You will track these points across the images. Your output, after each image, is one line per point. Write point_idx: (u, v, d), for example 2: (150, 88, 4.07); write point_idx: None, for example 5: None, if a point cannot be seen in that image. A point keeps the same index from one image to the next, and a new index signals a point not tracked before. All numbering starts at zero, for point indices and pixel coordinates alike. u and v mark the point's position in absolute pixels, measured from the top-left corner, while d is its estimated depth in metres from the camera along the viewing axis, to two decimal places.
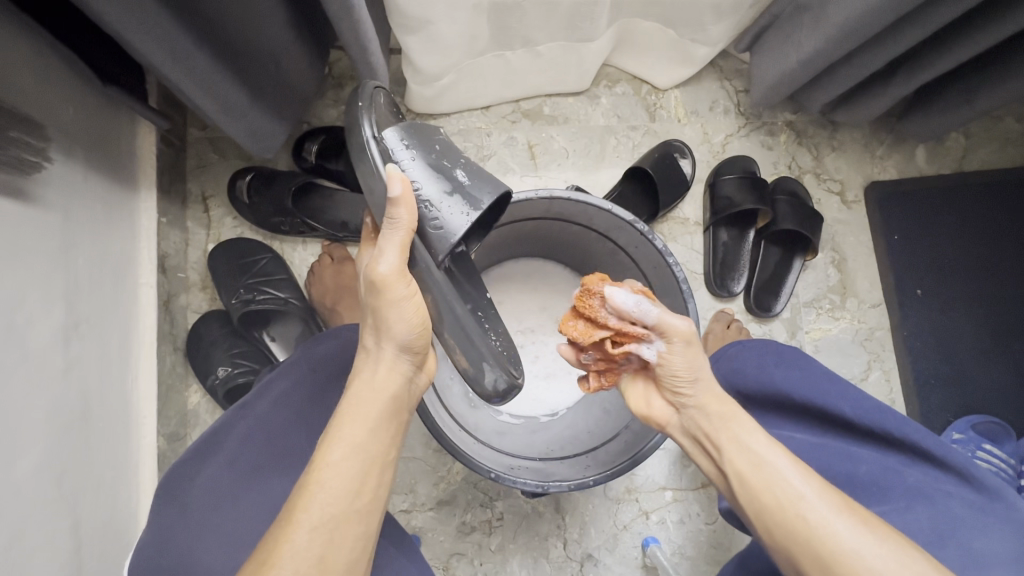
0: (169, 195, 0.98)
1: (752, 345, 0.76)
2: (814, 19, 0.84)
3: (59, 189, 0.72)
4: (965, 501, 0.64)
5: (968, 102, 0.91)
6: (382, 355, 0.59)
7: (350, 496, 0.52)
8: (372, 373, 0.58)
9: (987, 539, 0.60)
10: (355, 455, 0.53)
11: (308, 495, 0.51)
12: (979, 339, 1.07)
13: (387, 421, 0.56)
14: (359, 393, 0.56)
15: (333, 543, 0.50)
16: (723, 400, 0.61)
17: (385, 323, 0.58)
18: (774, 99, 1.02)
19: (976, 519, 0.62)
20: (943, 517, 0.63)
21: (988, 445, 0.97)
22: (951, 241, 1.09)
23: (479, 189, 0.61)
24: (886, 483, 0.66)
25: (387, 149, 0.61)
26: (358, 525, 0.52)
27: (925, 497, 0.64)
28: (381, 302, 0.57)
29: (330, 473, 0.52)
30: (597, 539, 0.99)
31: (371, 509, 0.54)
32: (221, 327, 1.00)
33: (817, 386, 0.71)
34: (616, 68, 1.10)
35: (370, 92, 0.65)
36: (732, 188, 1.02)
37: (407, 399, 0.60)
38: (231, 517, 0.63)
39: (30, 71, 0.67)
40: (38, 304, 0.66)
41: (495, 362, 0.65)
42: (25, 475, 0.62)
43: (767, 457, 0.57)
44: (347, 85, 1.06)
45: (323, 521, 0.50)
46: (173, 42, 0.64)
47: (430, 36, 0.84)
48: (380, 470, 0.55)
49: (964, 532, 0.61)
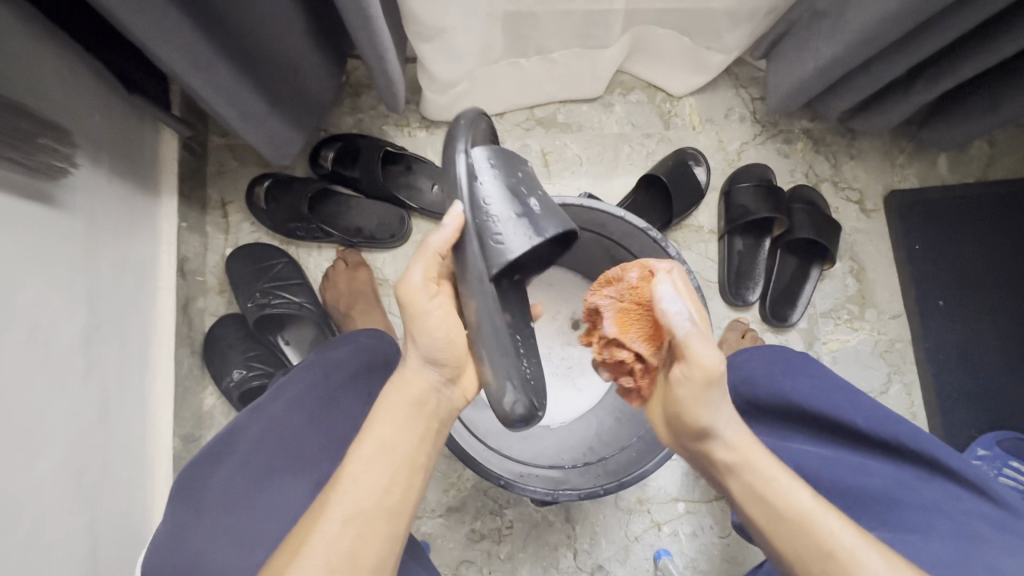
0: (189, 200, 1.00)
1: (761, 355, 0.77)
2: (831, 27, 0.84)
3: (84, 194, 0.74)
4: (986, 518, 0.60)
5: (992, 110, 0.90)
6: (408, 362, 0.61)
7: (376, 497, 0.53)
8: (401, 380, 0.60)
9: (1015, 559, 0.55)
10: (384, 455, 0.55)
11: (338, 490, 0.52)
12: (1005, 352, 1.04)
13: (414, 426, 0.58)
14: (389, 397, 0.58)
15: (362, 539, 0.51)
16: (732, 449, 0.56)
17: (418, 335, 0.59)
18: (791, 106, 1.01)
19: (999, 537, 0.58)
20: (964, 535, 0.58)
21: (1015, 462, 0.96)
22: (975, 251, 1.07)
23: (547, 219, 0.59)
24: (902, 498, 0.63)
25: (474, 162, 0.59)
26: (387, 523, 0.52)
27: (945, 514, 0.60)
28: (409, 317, 0.59)
29: (360, 473, 0.53)
30: (607, 550, 0.98)
31: (400, 511, 0.54)
32: (237, 331, 1.01)
33: (826, 395, 0.70)
34: (630, 75, 1.10)
35: (474, 116, 0.62)
36: (747, 196, 1.01)
37: (434, 407, 0.61)
38: (247, 519, 0.63)
39: (59, 79, 0.69)
40: (62, 306, 0.68)
41: (521, 385, 0.61)
42: (45, 473, 0.63)
43: (784, 497, 0.54)
44: (364, 94, 1.07)
45: (352, 515, 0.51)
46: (196, 54, 0.66)
47: (445, 45, 0.86)
48: (409, 474, 0.56)
49: (991, 551, 0.56)
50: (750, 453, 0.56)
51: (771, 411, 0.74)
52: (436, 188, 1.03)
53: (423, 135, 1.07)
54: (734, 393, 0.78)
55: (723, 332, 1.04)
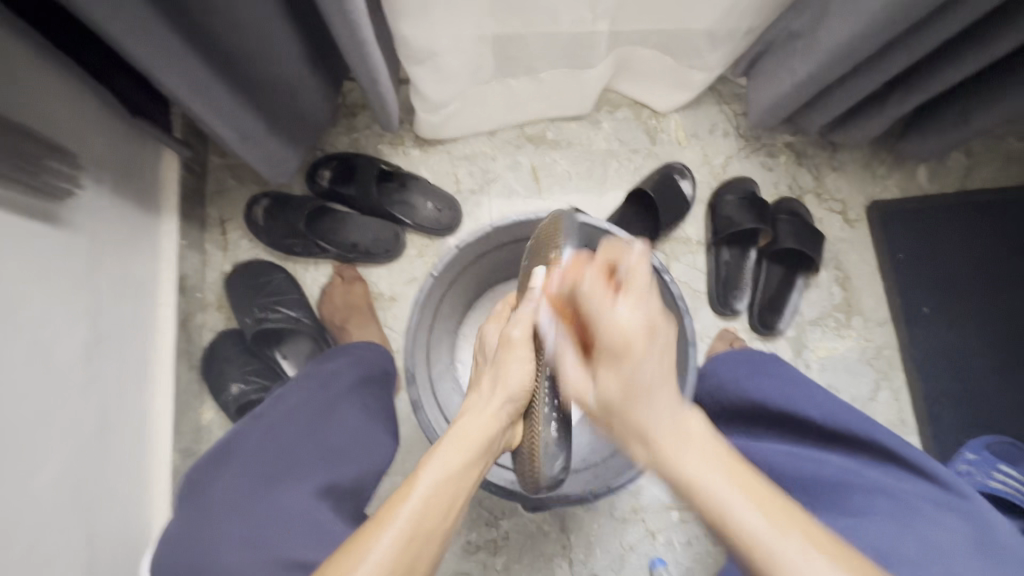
0: (189, 219, 1.03)
1: (726, 358, 0.79)
2: (806, 45, 0.88)
3: (88, 214, 0.77)
4: (929, 497, 0.61)
5: (964, 121, 0.93)
6: (491, 399, 0.59)
7: (436, 518, 0.49)
8: (478, 414, 0.58)
9: (941, 532, 0.57)
10: (449, 482, 0.52)
11: (403, 500, 0.49)
12: (990, 357, 1.06)
13: (477, 459, 0.55)
14: (464, 425, 0.57)
15: (420, 555, 0.47)
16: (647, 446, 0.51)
17: (502, 376, 0.61)
18: (772, 121, 1.04)
19: (940, 515, 0.59)
20: (901, 514, 0.59)
21: (1004, 467, 0.94)
22: (957, 258, 1.09)
23: None
24: (853, 481, 0.63)
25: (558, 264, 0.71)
26: (438, 544, 0.49)
27: (890, 495, 0.61)
28: (507, 359, 0.61)
29: (432, 490, 0.50)
30: (602, 560, 0.98)
31: (447, 539, 0.50)
32: (234, 346, 1.03)
33: (786, 393, 0.71)
34: (617, 93, 1.13)
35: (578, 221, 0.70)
36: (732, 208, 1.04)
37: (495, 447, 0.58)
38: (260, 523, 0.62)
39: (65, 104, 0.73)
40: (65, 321, 0.71)
41: (560, 424, 0.63)
42: (45, 486, 0.65)
43: (721, 505, 0.46)
44: (359, 114, 1.11)
45: (413, 530, 0.47)
46: (198, 78, 0.70)
47: (436, 67, 0.89)
48: (461, 506, 0.53)
49: (922, 524, 0.58)
50: (679, 454, 0.49)
51: (740, 412, 0.76)
52: (430, 205, 1.06)
53: (416, 153, 1.10)
54: (707, 398, 0.81)
55: (712, 341, 1.06)
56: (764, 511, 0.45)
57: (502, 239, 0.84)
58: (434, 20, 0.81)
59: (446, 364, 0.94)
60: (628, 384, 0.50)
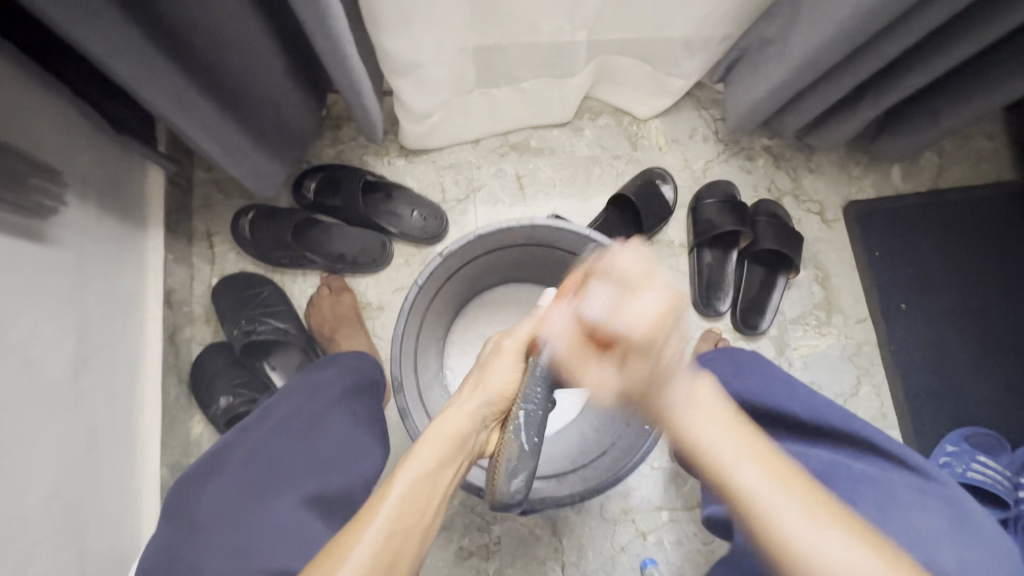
0: (175, 233, 1.03)
1: (711, 355, 0.80)
2: (779, 53, 0.91)
3: (74, 231, 0.77)
4: (908, 483, 0.64)
5: (934, 122, 0.96)
6: (468, 401, 0.60)
7: (415, 516, 0.50)
8: (454, 412, 0.59)
9: (923, 515, 0.60)
10: (425, 482, 0.52)
11: (383, 501, 0.50)
12: (967, 350, 1.08)
13: (453, 456, 0.56)
14: (441, 422, 0.57)
15: (399, 551, 0.48)
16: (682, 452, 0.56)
17: (486, 377, 0.62)
18: (749, 125, 1.07)
19: (921, 500, 0.62)
20: (884, 501, 0.61)
21: (981, 457, 0.98)
22: (932, 256, 1.12)
23: None
24: (836, 475, 0.65)
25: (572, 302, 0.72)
26: (418, 540, 0.50)
27: (871, 482, 0.63)
28: (488, 367, 0.63)
29: (408, 488, 0.51)
30: (594, 562, 1.00)
31: (426, 539, 0.51)
32: (224, 359, 1.02)
33: (768, 389, 0.73)
34: (598, 100, 1.16)
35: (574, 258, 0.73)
36: (713, 211, 1.06)
37: (470, 446, 0.58)
38: (248, 537, 0.63)
39: (48, 122, 0.73)
40: (52, 337, 0.71)
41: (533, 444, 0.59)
42: (35, 504, 0.65)
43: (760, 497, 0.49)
44: (344, 126, 1.12)
45: (395, 529, 0.48)
46: (180, 94, 0.70)
47: (419, 78, 0.91)
48: (438, 504, 0.53)
49: (903, 510, 0.60)
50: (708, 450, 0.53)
51: None
52: (416, 214, 1.07)
53: (402, 163, 1.12)
54: None
55: (697, 341, 1.08)
56: (796, 501, 0.49)
57: (486, 246, 0.85)
58: (416, 34, 0.83)
59: (433, 372, 0.95)
60: (656, 371, 0.57)
